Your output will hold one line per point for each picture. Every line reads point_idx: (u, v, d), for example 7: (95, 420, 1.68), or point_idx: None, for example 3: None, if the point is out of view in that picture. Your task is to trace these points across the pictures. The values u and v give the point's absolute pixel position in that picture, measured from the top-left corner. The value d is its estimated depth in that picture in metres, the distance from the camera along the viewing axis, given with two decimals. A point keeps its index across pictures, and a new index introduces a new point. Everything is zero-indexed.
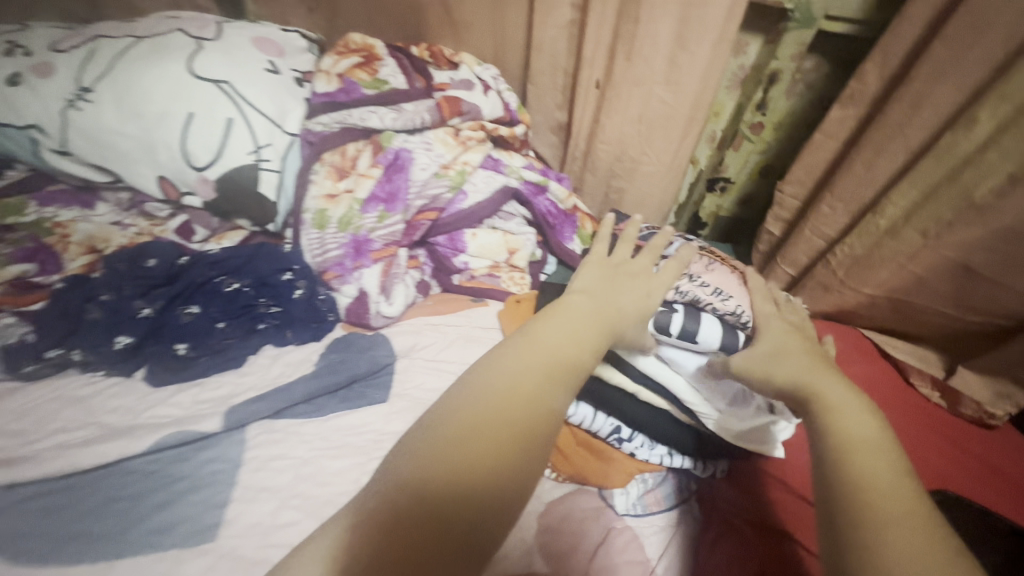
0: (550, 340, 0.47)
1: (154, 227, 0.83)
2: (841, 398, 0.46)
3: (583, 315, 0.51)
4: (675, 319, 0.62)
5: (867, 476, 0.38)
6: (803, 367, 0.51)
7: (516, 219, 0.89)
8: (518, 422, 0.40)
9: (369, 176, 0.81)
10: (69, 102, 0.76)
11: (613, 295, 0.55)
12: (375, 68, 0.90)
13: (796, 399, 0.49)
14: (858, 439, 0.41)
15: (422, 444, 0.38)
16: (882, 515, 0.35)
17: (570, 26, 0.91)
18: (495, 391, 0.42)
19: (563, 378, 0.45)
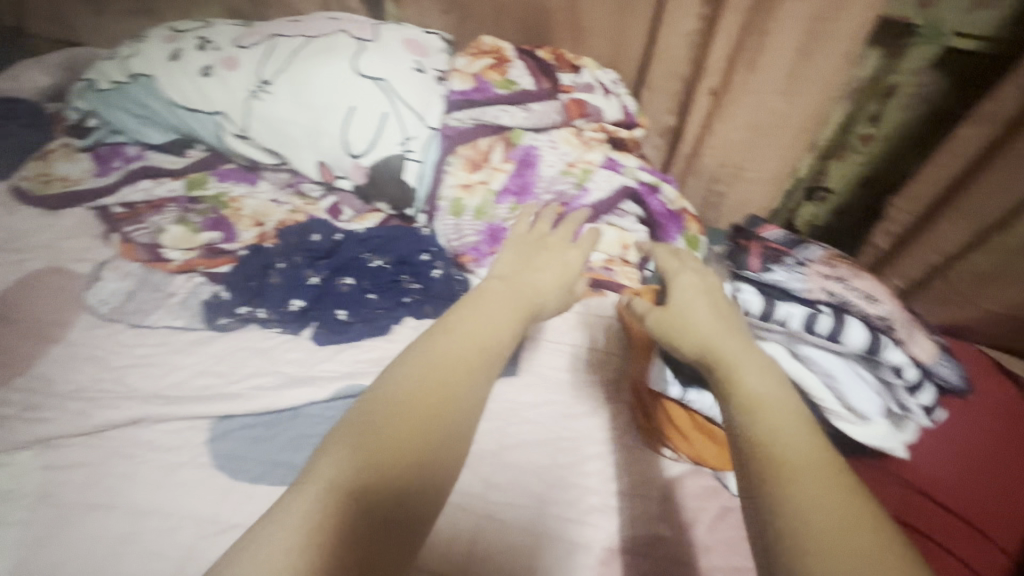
0: (469, 326, 0.53)
1: (308, 206, 0.93)
2: (741, 358, 0.50)
3: (502, 303, 0.58)
4: (822, 320, 0.59)
5: (772, 431, 0.42)
6: (712, 331, 0.54)
7: (630, 218, 0.92)
8: (439, 392, 0.47)
9: (502, 170, 0.89)
10: (251, 93, 0.87)
11: (530, 283, 0.64)
12: (504, 69, 0.96)
13: (704, 359, 0.52)
14: (763, 395, 0.45)
15: (357, 415, 0.44)
16: (794, 468, 0.39)
17: (693, 36, 0.94)
18: (418, 369, 0.48)
19: (478, 355, 0.51)
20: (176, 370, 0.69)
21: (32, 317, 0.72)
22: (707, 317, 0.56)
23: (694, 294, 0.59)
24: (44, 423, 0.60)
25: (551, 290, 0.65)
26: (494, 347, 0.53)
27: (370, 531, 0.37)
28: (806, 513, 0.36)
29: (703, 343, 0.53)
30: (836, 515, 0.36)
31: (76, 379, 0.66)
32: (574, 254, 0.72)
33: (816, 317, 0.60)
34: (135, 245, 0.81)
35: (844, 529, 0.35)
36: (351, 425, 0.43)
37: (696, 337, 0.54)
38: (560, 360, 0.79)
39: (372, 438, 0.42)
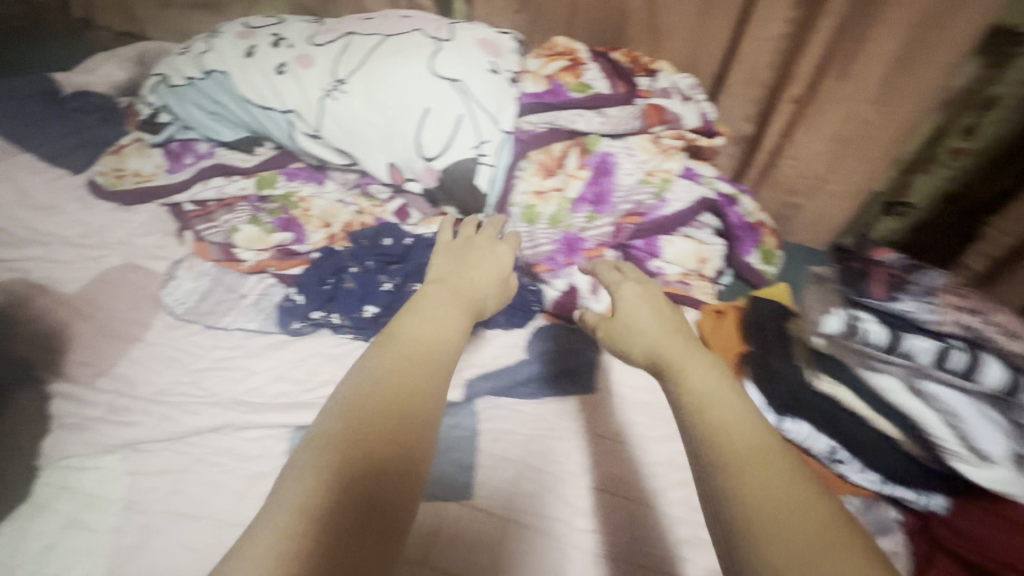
0: (415, 326, 0.53)
1: (375, 207, 0.92)
2: (689, 361, 0.52)
3: (443, 301, 0.57)
4: (954, 355, 0.55)
5: (720, 424, 0.44)
6: (664, 340, 0.56)
7: (708, 230, 0.89)
8: (405, 384, 0.46)
9: (579, 177, 0.86)
10: (325, 92, 0.85)
11: (461, 283, 0.62)
12: (578, 71, 0.93)
13: (658, 370, 0.54)
14: (708, 396, 0.47)
15: (316, 429, 0.43)
16: (736, 458, 0.41)
17: (780, 40, 0.89)
18: (373, 372, 0.47)
19: (436, 349, 0.51)
20: (253, 375, 0.68)
21: (111, 314, 0.71)
22: (653, 329, 0.59)
23: (640, 304, 0.63)
24: (129, 427, 0.59)
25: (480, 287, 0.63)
26: (449, 339, 0.53)
27: (350, 536, 0.36)
28: (755, 500, 0.38)
29: (656, 352, 0.56)
30: (780, 501, 0.38)
31: (155, 381, 0.65)
32: (499, 249, 0.71)
33: (949, 353, 0.55)
34: (209, 245, 0.81)
35: (785, 513, 0.37)
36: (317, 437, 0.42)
37: (652, 349, 0.57)
38: (638, 379, 0.74)
39: (344, 441, 0.41)
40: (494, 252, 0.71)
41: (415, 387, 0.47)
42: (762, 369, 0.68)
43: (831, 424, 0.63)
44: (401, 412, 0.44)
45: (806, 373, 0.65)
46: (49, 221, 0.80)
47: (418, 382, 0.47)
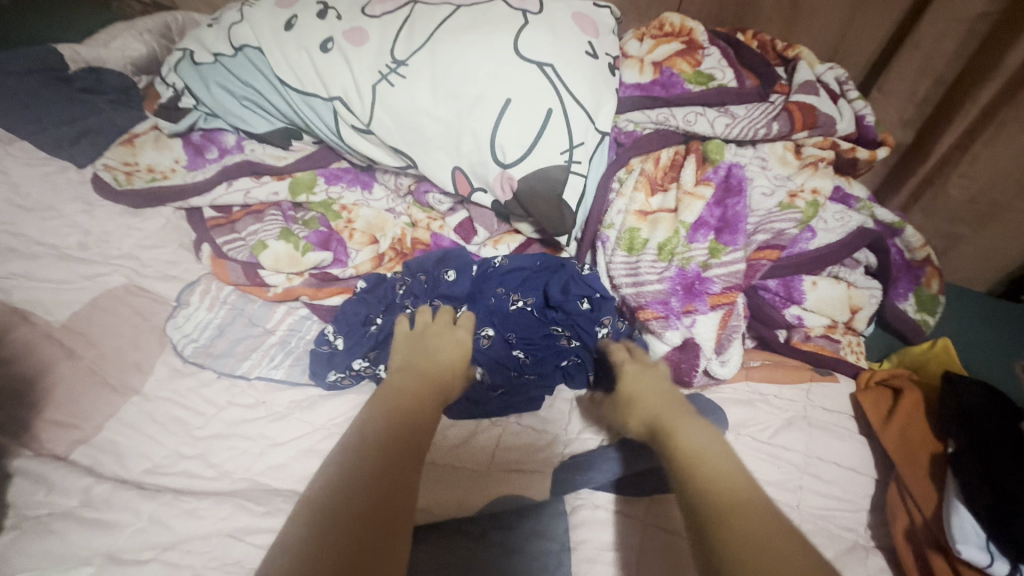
0: (390, 388, 0.48)
1: (432, 221, 0.74)
2: (679, 416, 0.45)
3: (423, 361, 0.52)
4: None
5: (711, 481, 0.37)
6: (655, 406, 0.47)
7: (859, 269, 0.70)
8: (391, 448, 0.41)
9: (698, 196, 0.65)
10: (380, 76, 0.67)
11: (433, 341, 0.55)
12: (696, 59, 0.74)
13: (652, 432, 0.46)
14: (697, 452, 0.40)
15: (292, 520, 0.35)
16: (727, 519, 0.34)
17: (976, 22, 0.67)
18: (348, 444, 0.41)
19: (423, 411, 0.46)
20: (275, 448, 0.51)
21: (103, 355, 0.55)
22: (649, 384, 0.50)
23: (644, 371, 0.53)
24: (106, 529, 0.44)
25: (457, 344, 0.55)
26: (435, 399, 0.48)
27: None
28: (748, 569, 0.31)
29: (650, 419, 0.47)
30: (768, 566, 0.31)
31: (151, 455, 0.49)
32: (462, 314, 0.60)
33: None
34: (229, 264, 0.65)
35: None
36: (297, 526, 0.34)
37: (645, 411, 0.47)
38: (778, 475, 0.55)
39: (329, 525, 0.34)
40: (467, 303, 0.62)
41: (407, 451, 0.41)
42: (976, 488, 0.48)
43: None
44: (392, 482, 0.38)
45: None
46: (43, 227, 0.65)
47: (407, 444, 0.42)
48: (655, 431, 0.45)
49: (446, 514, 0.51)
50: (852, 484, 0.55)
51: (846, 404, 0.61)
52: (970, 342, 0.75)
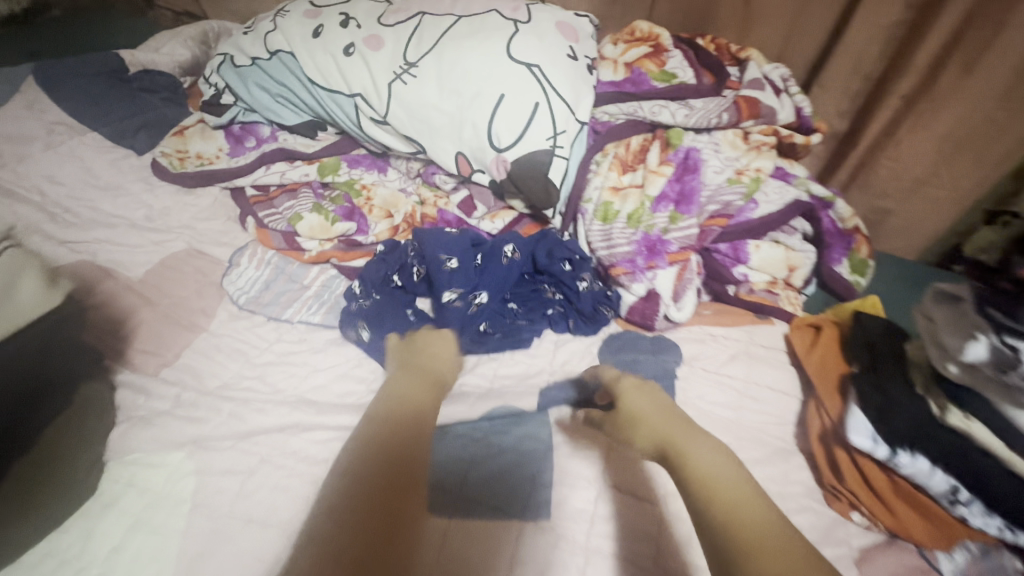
0: (357, 442, 0.52)
1: (439, 199, 0.87)
2: (691, 439, 0.53)
3: (395, 399, 0.57)
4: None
5: (729, 507, 0.45)
6: (664, 429, 0.55)
7: (798, 235, 0.82)
8: (386, 446, 0.51)
9: (661, 173, 0.78)
10: (395, 76, 0.80)
11: (403, 379, 0.60)
12: (661, 60, 0.87)
13: (662, 450, 0.54)
14: (710, 473, 0.49)
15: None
16: (743, 541, 0.42)
17: (895, 28, 0.80)
18: (333, 494, 0.47)
19: (392, 451, 0.50)
20: (317, 372, 0.64)
21: (176, 302, 0.68)
22: (648, 404, 0.59)
23: (640, 390, 0.61)
24: (196, 423, 0.57)
25: (426, 375, 0.60)
26: (408, 431, 0.53)
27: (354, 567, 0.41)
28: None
29: (658, 439, 0.55)
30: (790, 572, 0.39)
31: (221, 374, 0.62)
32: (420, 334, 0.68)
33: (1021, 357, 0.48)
34: (272, 233, 0.78)
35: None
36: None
37: (654, 432, 0.55)
38: (721, 395, 0.69)
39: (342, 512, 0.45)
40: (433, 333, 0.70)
41: (402, 440, 0.52)
42: (869, 393, 0.61)
43: (957, 463, 0.55)
44: (375, 524, 0.44)
45: (931, 405, 0.58)
46: (114, 203, 0.78)
47: (382, 491, 0.47)
48: (665, 450, 0.54)
49: (455, 424, 0.64)
50: (781, 400, 0.69)
51: (781, 342, 0.75)
52: (899, 300, 0.88)
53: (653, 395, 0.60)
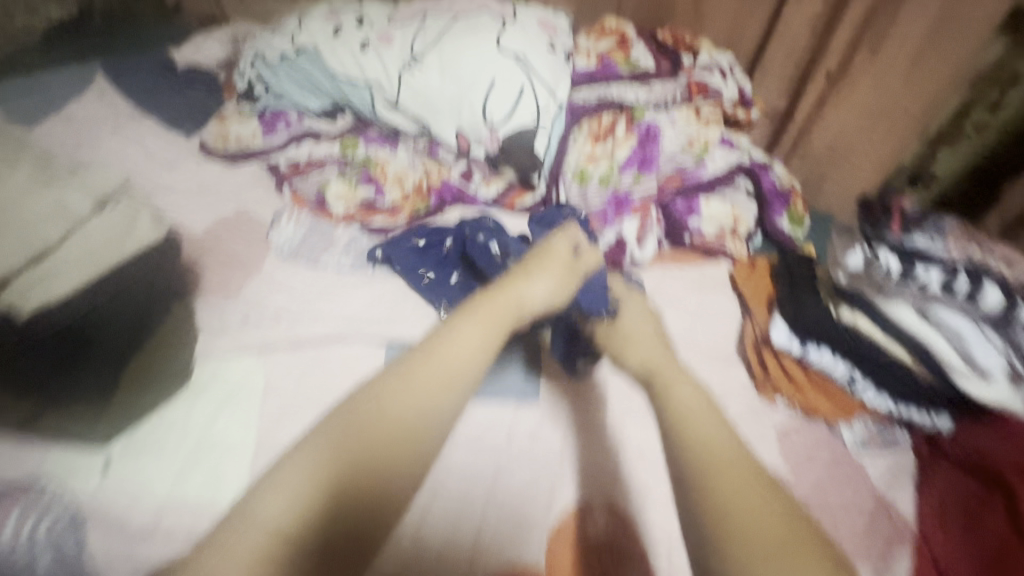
0: (364, 418, 0.55)
1: (441, 171, 1.01)
2: (673, 379, 0.65)
3: (420, 390, 0.57)
4: (871, 264, 0.68)
5: (703, 439, 0.56)
6: (654, 358, 0.69)
7: (742, 192, 0.98)
8: (384, 435, 0.54)
9: (626, 143, 0.95)
10: (405, 67, 0.97)
11: (441, 363, 0.60)
12: (627, 50, 1.04)
13: (647, 376, 0.68)
14: (689, 415, 0.59)
15: (234, 533, 0.49)
16: (714, 479, 0.52)
17: (816, 20, 0.98)
18: (317, 457, 0.53)
19: (380, 467, 0.53)
20: (350, 303, 0.80)
21: (231, 252, 0.84)
22: (641, 329, 0.74)
23: (637, 316, 0.76)
24: (261, 336, 0.73)
25: (457, 369, 0.60)
26: (409, 444, 0.55)
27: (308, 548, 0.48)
28: (735, 516, 0.49)
29: (646, 365, 0.69)
30: (751, 510, 0.50)
31: (274, 304, 0.78)
32: (559, 240, 0.76)
33: (863, 259, 0.69)
34: (305, 196, 0.94)
35: (759, 522, 0.49)
36: (237, 554, 0.48)
37: (643, 356, 0.70)
38: (676, 317, 0.85)
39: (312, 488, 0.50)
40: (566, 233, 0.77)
41: (405, 437, 0.55)
42: (787, 304, 0.78)
43: (849, 349, 0.73)
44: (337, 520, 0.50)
45: (830, 307, 0.75)
46: (170, 175, 0.93)
47: (353, 511, 0.51)
48: (651, 383, 0.66)
49: None
50: (724, 320, 0.85)
51: (727, 277, 0.90)
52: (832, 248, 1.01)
53: (654, 330, 0.75)
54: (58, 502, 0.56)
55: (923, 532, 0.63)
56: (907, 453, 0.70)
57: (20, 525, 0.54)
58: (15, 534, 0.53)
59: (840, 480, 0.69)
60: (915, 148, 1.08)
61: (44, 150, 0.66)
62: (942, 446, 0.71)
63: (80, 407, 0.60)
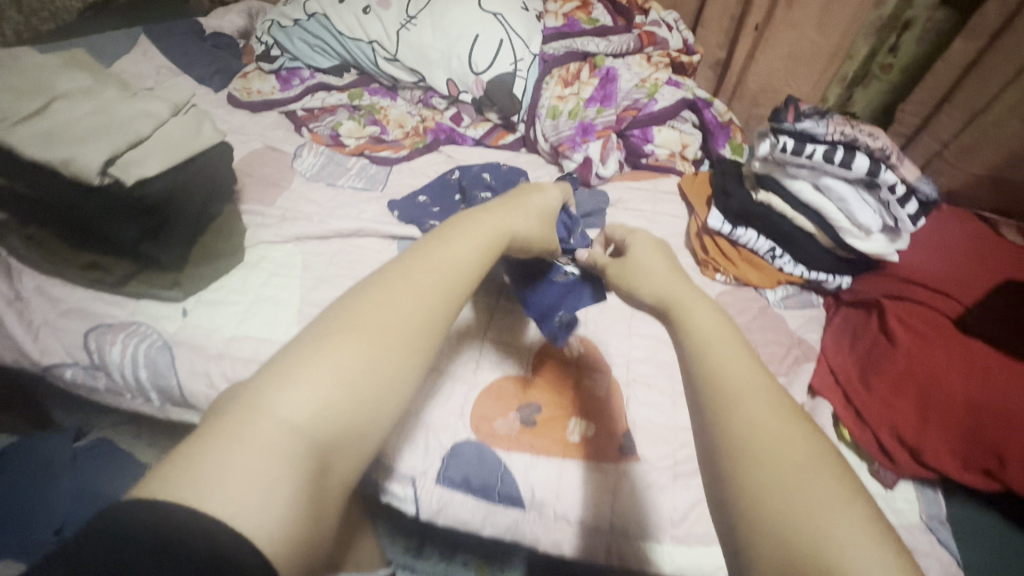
0: (361, 310, 0.39)
1: (436, 115, 1.20)
2: (695, 301, 0.45)
3: (437, 271, 0.43)
4: (790, 141, 0.82)
5: (717, 366, 0.38)
6: (667, 283, 0.48)
7: (688, 124, 1.19)
8: (396, 333, 0.38)
9: (590, 83, 1.14)
10: (401, 26, 1.16)
11: (446, 245, 0.45)
12: (588, 11, 1.24)
13: (662, 306, 0.47)
14: (700, 326, 0.42)
15: (217, 442, 0.31)
16: (734, 399, 0.36)
17: None
18: (302, 380, 0.34)
19: (406, 355, 0.38)
20: (365, 211, 0.97)
21: (264, 175, 1.00)
22: (650, 258, 0.54)
23: (648, 248, 0.55)
24: (296, 228, 0.89)
25: (475, 251, 0.46)
26: (422, 340, 0.39)
27: (304, 487, 0.32)
28: (758, 444, 0.34)
29: (661, 297, 0.47)
30: (779, 433, 0.34)
31: (304, 210, 0.94)
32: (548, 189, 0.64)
33: (786, 140, 0.83)
34: (321, 135, 1.12)
35: (795, 463, 0.33)
36: (246, 454, 0.31)
37: (657, 288, 0.48)
38: (635, 217, 1.03)
39: (310, 404, 0.34)
40: (544, 189, 0.63)
41: (430, 325, 0.40)
42: (721, 198, 0.96)
43: (769, 226, 0.92)
44: (358, 427, 0.35)
45: (750, 193, 0.95)
46: None
47: (374, 420, 0.36)
48: (668, 313, 0.46)
49: None
50: (674, 220, 1.03)
51: (676, 187, 1.10)
52: None
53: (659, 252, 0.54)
54: (150, 332, 0.73)
55: (819, 352, 0.81)
56: (820, 307, 0.91)
57: (124, 346, 0.71)
58: (122, 353, 0.71)
59: (764, 324, 0.86)
60: (835, 93, 1.29)
61: (116, 77, 0.82)
62: (841, 297, 0.89)
63: (167, 271, 0.76)
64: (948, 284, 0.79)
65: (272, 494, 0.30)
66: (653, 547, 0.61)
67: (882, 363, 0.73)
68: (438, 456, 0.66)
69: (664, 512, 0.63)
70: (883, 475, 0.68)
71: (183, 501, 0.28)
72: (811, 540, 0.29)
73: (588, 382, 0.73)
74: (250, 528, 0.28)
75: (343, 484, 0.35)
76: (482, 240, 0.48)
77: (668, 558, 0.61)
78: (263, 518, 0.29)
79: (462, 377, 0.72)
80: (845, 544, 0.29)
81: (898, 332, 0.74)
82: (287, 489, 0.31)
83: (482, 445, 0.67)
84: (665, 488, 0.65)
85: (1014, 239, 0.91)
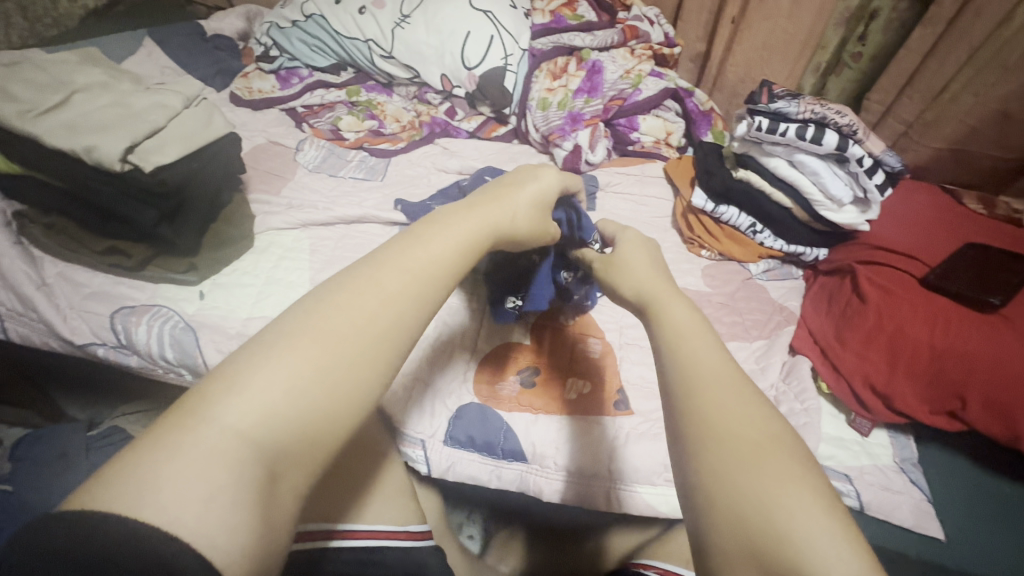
0: (330, 315, 0.37)
1: (431, 110, 1.26)
2: (670, 297, 0.47)
3: (409, 279, 0.41)
4: (764, 121, 0.89)
5: (686, 356, 0.41)
6: (647, 275, 0.51)
7: (671, 113, 1.25)
8: (367, 340, 0.37)
9: (577, 76, 1.19)
10: (396, 25, 1.21)
11: (420, 248, 0.43)
12: (574, 8, 1.30)
13: (642, 301, 0.49)
14: (676, 319, 0.44)
15: (159, 451, 0.29)
16: (698, 382, 0.39)
17: None
18: (259, 388, 0.33)
19: (370, 365, 0.37)
20: (365, 199, 1.01)
21: (268, 167, 1.05)
22: (640, 254, 0.55)
23: (637, 245, 0.57)
24: (305, 213, 0.93)
25: (455, 252, 0.45)
26: (391, 346, 0.38)
27: (254, 501, 0.31)
28: (718, 424, 0.36)
29: (642, 291, 0.50)
30: (741, 414, 0.37)
31: (309, 198, 0.99)
32: (547, 171, 0.59)
33: (761, 121, 0.89)
34: (322, 130, 1.16)
35: (745, 432, 0.36)
36: (190, 465, 0.29)
37: (638, 276, 0.52)
38: (625, 199, 1.08)
39: (263, 414, 0.33)
40: (539, 179, 0.57)
41: (401, 332, 0.39)
42: (705, 179, 1.02)
43: (750, 204, 0.98)
44: (316, 436, 0.34)
45: (730, 172, 1.00)
46: None
47: (335, 431, 0.35)
48: (645, 307, 0.49)
49: None
50: (661, 202, 1.09)
51: (662, 171, 1.16)
52: None
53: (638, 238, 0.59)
54: (171, 315, 0.77)
55: (799, 317, 0.87)
56: (799, 278, 0.97)
57: (150, 328, 0.75)
58: (149, 334, 0.75)
59: (747, 294, 0.91)
60: (809, 82, 1.35)
61: (127, 73, 0.86)
62: (819, 268, 0.96)
63: (183, 255, 0.80)
64: (915, 246, 0.85)
65: (216, 504, 0.29)
66: (625, 491, 0.66)
67: (855, 321, 0.79)
68: (444, 418, 0.71)
69: (641, 461, 0.67)
70: (858, 424, 0.74)
71: (124, 510, 0.27)
72: (761, 511, 0.32)
73: (582, 347, 0.78)
74: (195, 536, 0.27)
75: (296, 491, 0.34)
76: (467, 242, 0.46)
77: (646, 501, 0.66)
78: (208, 526, 0.28)
79: (465, 349, 0.77)
80: (792, 513, 0.32)
81: (869, 291, 0.80)
82: (233, 498, 0.30)
83: (484, 407, 0.72)
84: (647, 439, 0.69)
85: (974, 207, 0.97)
